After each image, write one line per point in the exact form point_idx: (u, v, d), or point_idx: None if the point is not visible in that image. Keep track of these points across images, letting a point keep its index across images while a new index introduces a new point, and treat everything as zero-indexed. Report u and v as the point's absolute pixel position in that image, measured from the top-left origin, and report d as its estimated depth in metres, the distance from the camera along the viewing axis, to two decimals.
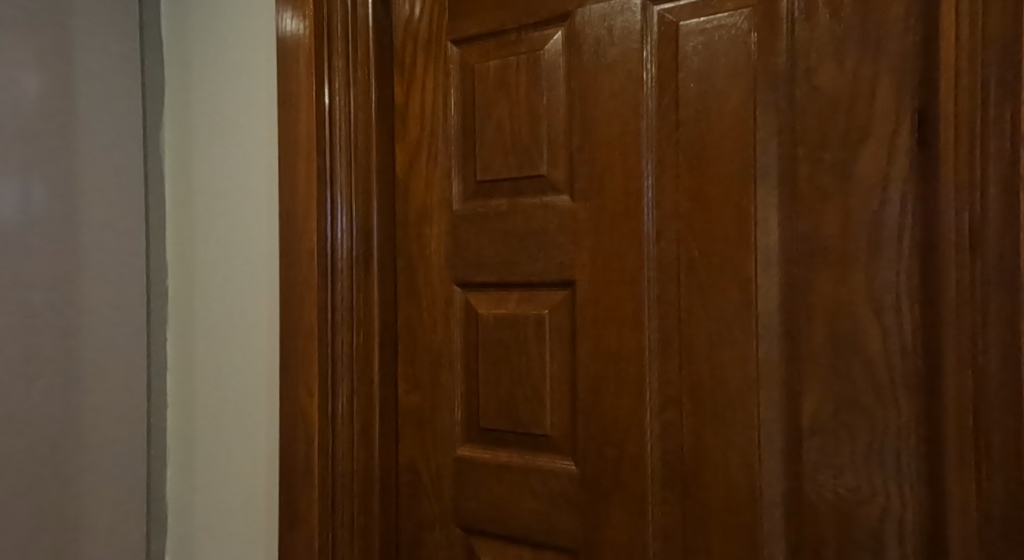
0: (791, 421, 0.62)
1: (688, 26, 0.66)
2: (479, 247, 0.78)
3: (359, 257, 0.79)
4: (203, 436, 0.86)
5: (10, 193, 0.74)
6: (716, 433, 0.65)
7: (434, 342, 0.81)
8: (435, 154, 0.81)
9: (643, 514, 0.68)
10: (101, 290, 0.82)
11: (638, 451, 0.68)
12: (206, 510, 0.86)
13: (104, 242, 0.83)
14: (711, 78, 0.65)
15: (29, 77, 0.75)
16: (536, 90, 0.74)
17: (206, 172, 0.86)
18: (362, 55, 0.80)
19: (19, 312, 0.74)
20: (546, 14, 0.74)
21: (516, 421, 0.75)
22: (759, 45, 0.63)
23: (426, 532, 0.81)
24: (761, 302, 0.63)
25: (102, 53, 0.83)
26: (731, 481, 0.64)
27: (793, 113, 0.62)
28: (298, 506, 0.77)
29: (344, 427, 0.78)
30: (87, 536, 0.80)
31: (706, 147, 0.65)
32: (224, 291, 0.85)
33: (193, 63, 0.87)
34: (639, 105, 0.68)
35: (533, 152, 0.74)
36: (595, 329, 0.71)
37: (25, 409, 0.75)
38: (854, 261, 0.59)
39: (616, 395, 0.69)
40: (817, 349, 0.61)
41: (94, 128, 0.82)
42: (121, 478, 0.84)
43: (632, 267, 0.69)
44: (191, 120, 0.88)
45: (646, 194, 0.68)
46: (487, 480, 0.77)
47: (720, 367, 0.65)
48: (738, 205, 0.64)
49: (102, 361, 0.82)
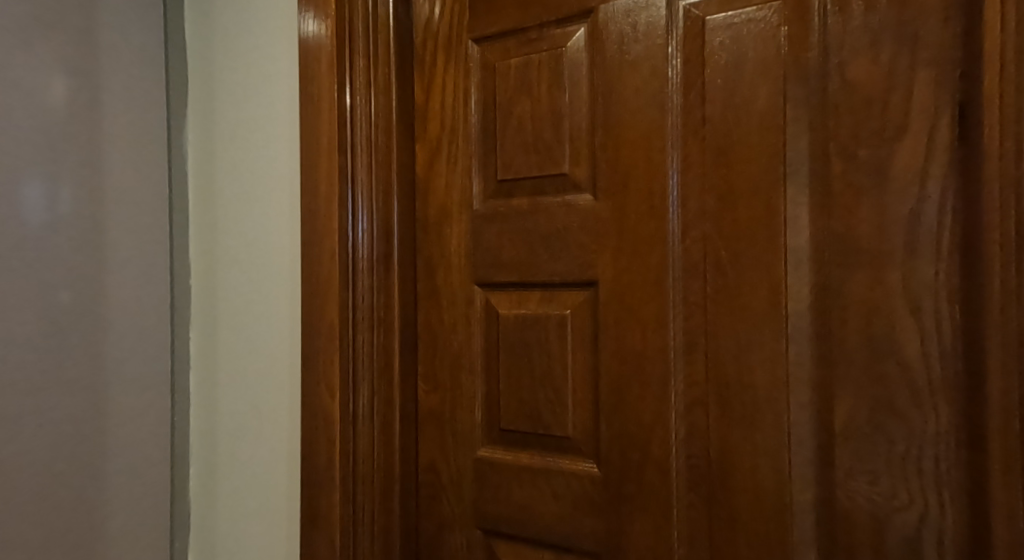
0: (823, 425, 0.60)
1: (715, 21, 0.65)
2: (499, 247, 0.77)
3: (380, 256, 0.79)
4: (226, 434, 0.86)
5: (37, 195, 0.75)
6: (744, 437, 0.63)
7: (454, 343, 0.80)
8: (455, 154, 0.80)
9: (669, 518, 0.67)
10: (126, 290, 0.83)
11: (663, 454, 0.67)
12: (228, 509, 0.86)
13: (128, 244, 0.83)
14: (739, 73, 0.63)
15: (55, 81, 0.76)
16: (558, 88, 0.73)
17: (229, 171, 0.87)
18: (383, 54, 0.79)
19: (45, 313, 0.75)
20: (568, 10, 0.73)
21: (538, 422, 0.74)
22: (789, 39, 0.61)
23: (447, 533, 0.81)
24: (792, 302, 0.61)
25: (126, 55, 0.84)
26: (760, 486, 0.62)
27: (825, 109, 0.60)
28: (319, 507, 0.77)
29: (364, 427, 0.78)
30: (112, 534, 0.81)
31: (734, 144, 0.64)
32: (246, 290, 0.85)
33: (217, 65, 0.88)
34: (664, 101, 0.67)
35: (555, 151, 0.73)
36: (619, 330, 0.69)
37: (51, 410, 0.75)
38: (889, 261, 0.58)
39: (640, 397, 0.68)
40: (851, 351, 0.59)
41: (119, 131, 0.83)
42: (145, 476, 0.85)
43: (656, 266, 0.67)
44: (215, 122, 0.88)
45: (672, 193, 0.67)
46: (509, 482, 0.77)
47: (748, 369, 0.63)
48: (767, 203, 0.62)
49: (127, 360, 0.83)
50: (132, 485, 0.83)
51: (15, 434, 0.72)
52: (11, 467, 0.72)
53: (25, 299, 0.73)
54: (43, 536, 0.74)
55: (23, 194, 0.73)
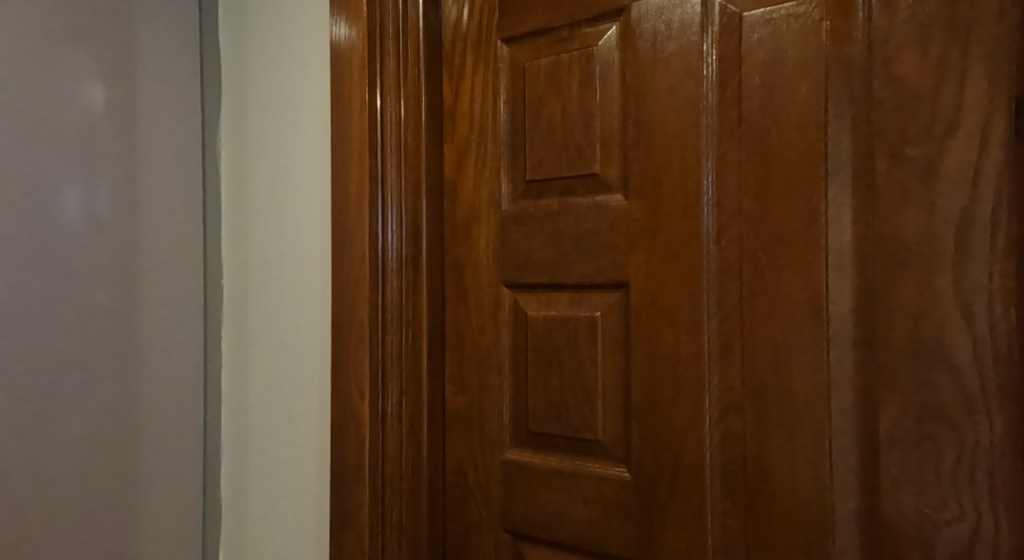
0: (866, 433, 0.58)
1: (753, 17, 0.63)
2: (528, 248, 0.77)
3: (409, 257, 0.79)
4: (257, 433, 0.87)
5: (74, 199, 0.76)
6: (782, 444, 0.62)
7: (482, 344, 0.80)
8: (484, 155, 0.80)
9: (702, 525, 0.65)
10: (160, 291, 0.84)
11: (697, 460, 0.66)
12: (260, 507, 0.87)
13: (162, 248, 0.85)
14: (778, 70, 0.62)
15: (92, 88, 0.78)
16: (589, 87, 0.72)
17: (261, 173, 0.87)
18: (413, 56, 0.79)
19: (81, 317, 0.76)
20: (600, 9, 0.72)
21: (567, 425, 0.73)
22: (831, 34, 0.59)
23: (474, 535, 0.80)
24: (832, 305, 0.60)
25: (163, 60, 0.85)
26: (798, 494, 0.61)
27: (869, 106, 0.58)
28: (349, 507, 0.78)
29: (393, 428, 0.78)
30: (146, 532, 0.82)
31: (772, 143, 0.62)
32: (277, 291, 0.86)
33: (249, 70, 0.89)
34: (698, 99, 0.66)
35: (585, 151, 0.72)
36: (650, 333, 0.68)
37: (87, 411, 0.77)
38: (938, 263, 0.56)
39: (673, 401, 0.67)
40: (897, 357, 0.57)
41: (154, 137, 0.84)
42: (178, 474, 0.86)
43: (689, 268, 0.66)
44: (248, 124, 0.89)
45: (706, 192, 0.65)
46: (538, 486, 0.76)
47: (786, 373, 0.61)
48: (807, 204, 0.60)
49: (161, 359, 0.84)
50: (164, 487, 0.84)
51: (50, 436, 0.73)
52: (43, 469, 0.73)
53: (61, 302, 0.75)
54: (75, 537, 0.76)
55: (60, 199, 0.74)
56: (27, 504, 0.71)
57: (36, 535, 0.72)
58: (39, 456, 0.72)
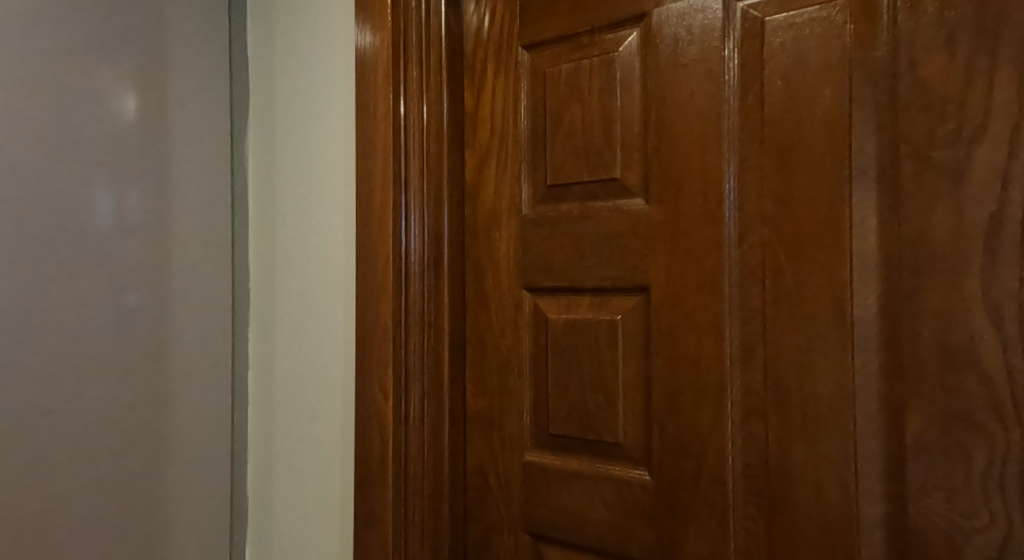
0: (893, 439, 0.58)
1: (775, 21, 0.63)
2: (548, 252, 0.77)
3: (430, 261, 0.80)
4: (283, 434, 0.89)
5: (106, 204, 0.78)
6: (806, 449, 0.61)
7: (503, 346, 0.81)
8: (505, 159, 0.80)
9: (725, 528, 0.66)
10: (189, 294, 0.86)
11: (719, 464, 0.66)
12: (285, 506, 0.88)
13: (191, 252, 0.86)
14: (801, 75, 0.62)
15: (124, 96, 0.80)
16: (610, 92, 0.73)
17: (288, 178, 0.89)
18: (435, 63, 0.80)
19: (113, 319, 0.78)
20: (621, 15, 0.72)
21: (588, 427, 0.74)
22: (855, 38, 0.59)
23: (494, 537, 0.81)
24: (857, 309, 0.59)
25: (192, 68, 0.87)
26: (822, 500, 0.61)
27: (894, 109, 0.58)
28: (372, 506, 0.79)
29: (415, 429, 0.79)
30: (175, 529, 0.84)
31: (795, 146, 0.62)
32: (303, 294, 0.87)
33: (277, 78, 0.90)
34: (720, 104, 0.66)
35: (606, 156, 0.73)
36: (672, 336, 0.68)
37: (118, 411, 0.79)
38: (967, 268, 0.55)
39: (695, 404, 0.67)
40: (924, 361, 0.57)
41: (184, 144, 0.86)
42: (205, 473, 0.88)
43: (712, 272, 0.66)
44: (274, 131, 0.91)
45: (728, 196, 0.66)
46: (558, 488, 0.76)
47: (810, 377, 0.61)
48: (831, 208, 0.60)
49: (190, 361, 0.86)
50: (190, 488, 0.86)
51: (83, 434, 0.76)
52: (73, 469, 0.74)
53: (94, 304, 0.77)
54: (103, 537, 0.77)
55: (92, 205, 0.77)
56: (55, 504, 0.73)
57: (64, 534, 0.74)
58: (68, 456, 0.74)
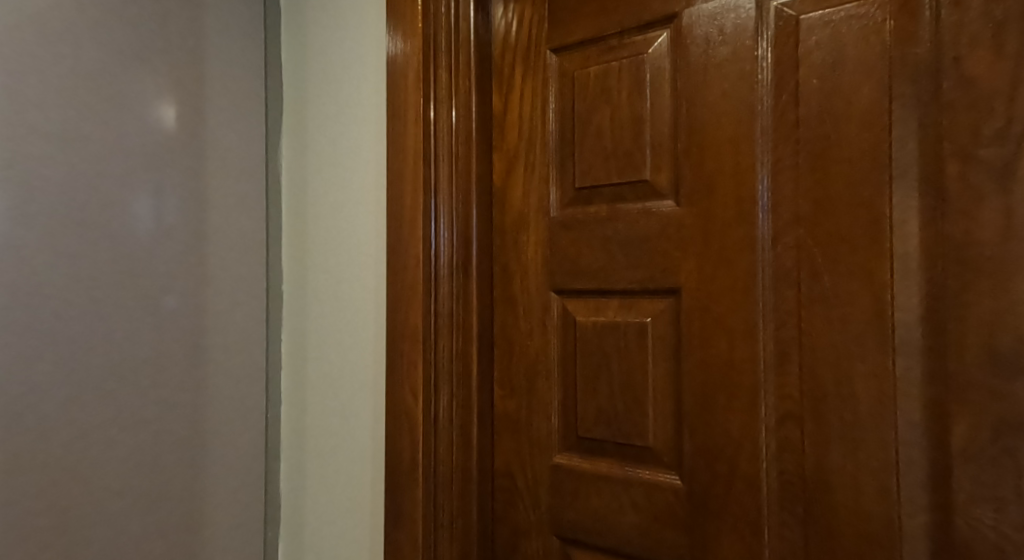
0: (937, 447, 0.57)
1: (811, 19, 0.62)
2: (577, 254, 0.77)
3: (459, 263, 0.80)
4: (315, 434, 0.90)
5: (146, 210, 0.80)
6: (844, 455, 0.60)
7: (530, 348, 0.81)
8: (533, 162, 0.80)
9: (758, 534, 0.65)
10: (224, 297, 0.88)
11: (752, 469, 0.65)
12: (317, 506, 0.89)
13: (225, 256, 0.88)
14: (838, 74, 0.61)
15: (163, 104, 0.81)
16: (639, 93, 0.72)
17: (320, 183, 0.91)
18: (464, 67, 0.81)
19: (152, 321, 0.80)
20: (650, 16, 0.72)
21: (617, 430, 0.73)
22: (895, 34, 0.58)
23: (523, 539, 0.81)
24: (898, 312, 0.58)
25: (228, 76, 0.89)
26: (862, 507, 0.59)
27: (937, 107, 0.57)
28: (403, 506, 0.79)
29: (444, 430, 0.79)
30: (211, 528, 0.86)
31: (832, 146, 0.61)
32: (335, 297, 0.88)
33: (310, 85, 0.92)
34: (753, 104, 0.65)
35: (635, 157, 0.72)
36: (703, 339, 0.68)
37: (158, 412, 0.81)
38: (1016, 270, 0.54)
39: (727, 408, 0.66)
40: (970, 367, 0.55)
41: (220, 152, 0.87)
42: (240, 472, 0.89)
43: (744, 274, 0.65)
44: (307, 136, 0.92)
45: (762, 198, 0.65)
46: (587, 491, 0.76)
47: (848, 382, 0.60)
48: (870, 209, 0.59)
49: (225, 362, 0.88)
50: (225, 489, 0.87)
51: (122, 434, 0.77)
52: (111, 470, 0.76)
53: (134, 307, 0.78)
54: (141, 538, 0.79)
55: (132, 211, 0.78)
56: (94, 505, 0.74)
57: (103, 535, 0.75)
58: (107, 458, 0.76)
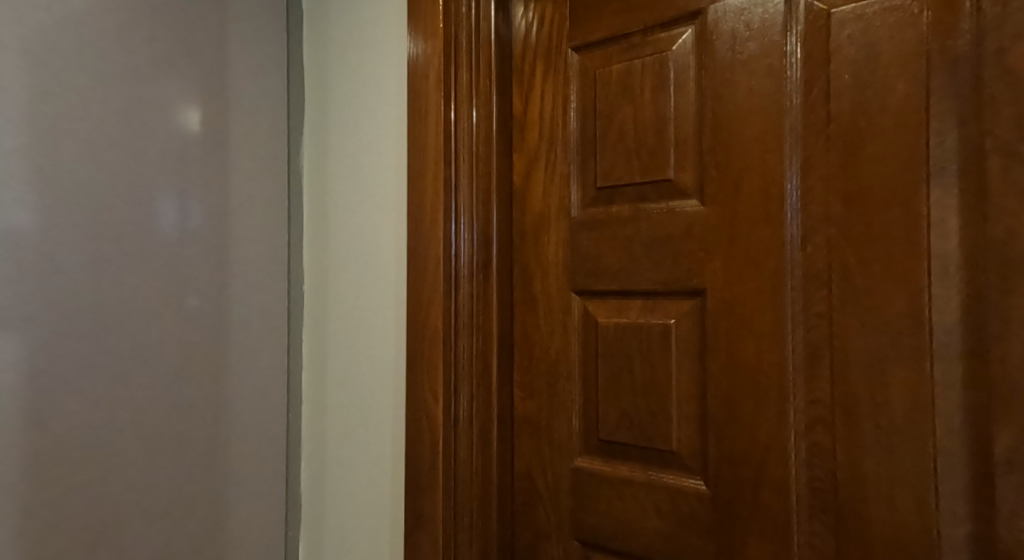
0: (978, 455, 0.55)
1: (843, 13, 0.61)
2: (598, 255, 0.76)
3: (479, 264, 0.79)
4: (335, 435, 0.90)
5: (170, 212, 0.80)
6: (879, 461, 0.58)
7: (551, 350, 0.80)
8: (554, 162, 0.79)
9: (788, 541, 0.63)
10: (246, 298, 0.88)
11: (781, 475, 0.63)
12: (338, 507, 0.89)
13: (247, 257, 0.88)
14: (871, 69, 0.59)
15: (187, 107, 0.82)
16: (662, 91, 0.71)
17: (342, 184, 0.90)
18: (485, 67, 0.80)
19: (176, 322, 0.81)
20: (674, 13, 0.71)
21: (640, 434, 0.72)
22: (933, 27, 0.56)
23: (543, 542, 0.80)
24: (936, 314, 0.56)
25: (251, 78, 0.89)
26: (898, 516, 0.58)
27: (977, 101, 0.55)
28: (423, 508, 0.78)
29: (464, 432, 0.78)
30: (233, 528, 0.86)
31: (865, 143, 0.59)
32: (356, 298, 0.88)
33: (331, 86, 0.92)
34: (782, 101, 0.64)
35: (658, 156, 0.71)
36: (729, 342, 0.66)
37: (182, 412, 0.81)
38: None
39: (755, 411, 0.65)
40: (1014, 372, 0.53)
41: (243, 153, 0.88)
42: (262, 473, 0.89)
43: (772, 275, 0.64)
44: (329, 138, 0.92)
45: (790, 197, 0.63)
46: (610, 495, 0.75)
47: (882, 386, 0.58)
48: (906, 209, 0.57)
49: (247, 363, 0.88)
50: (247, 490, 0.87)
51: (146, 433, 0.78)
52: (134, 471, 0.76)
53: (158, 308, 0.79)
54: (163, 538, 0.79)
55: (156, 212, 0.79)
56: (118, 505, 0.75)
57: (125, 536, 0.75)
58: (130, 459, 0.76)
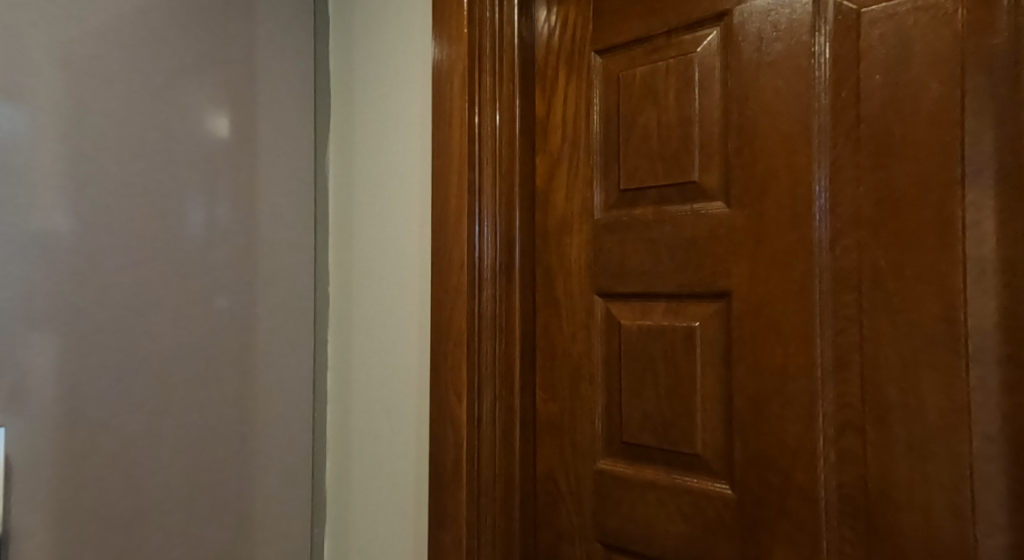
0: (1017, 462, 0.53)
1: (873, 12, 0.60)
2: (622, 257, 0.75)
3: (502, 266, 0.79)
4: (360, 436, 0.91)
5: (198, 214, 0.81)
6: (912, 468, 0.57)
7: (574, 353, 0.79)
8: (577, 164, 0.79)
9: (816, 547, 0.62)
10: (272, 300, 0.89)
11: (808, 479, 0.62)
12: (362, 507, 0.90)
13: (273, 259, 0.89)
14: (904, 68, 0.58)
15: (215, 112, 0.83)
16: (687, 93, 0.71)
17: (367, 187, 0.91)
18: (508, 70, 0.80)
19: (203, 324, 0.82)
20: (699, 14, 0.70)
21: (664, 437, 0.72)
22: (968, 25, 0.55)
23: (566, 544, 0.80)
24: (972, 318, 0.55)
25: (277, 83, 0.90)
26: (931, 524, 0.57)
27: (1015, 100, 0.53)
28: (446, 509, 0.79)
29: (487, 434, 0.78)
30: (260, 526, 0.87)
31: (897, 144, 0.58)
32: (381, 300, 0.89)
33: (357, 90, 0.93)
34: (810, 101, 0.63)
35: (683, 158, 0.71)
36: (755, 345, 0.65)
37: (211, 413, 0.82)
38: None
39: (782, 415, 0.64)
40: None
41: (269, 157, 0.89)
42: (287, 473, 0.90)
43: (800, 277, 0.63)
44: (354, 141, 0.93)
45: (819, 198, 0.62)
46: (633, 498, 0.74)
47: (915, 391, 0.57)
48: (940, 210, 0.56)
49: (273, 364, 0.89)
50: (272, 489, 0.88)
51: (174, 432, 0.79)
52: (163, 469, 0.78)
53: (186, 310, 0.80)
54: (191, 535, 0.80)
55: (185, 215, 0.80)
56: (148, 503, 0.76)
57: (151, 535, 0.76)
58: (159, 457, 0.77)
